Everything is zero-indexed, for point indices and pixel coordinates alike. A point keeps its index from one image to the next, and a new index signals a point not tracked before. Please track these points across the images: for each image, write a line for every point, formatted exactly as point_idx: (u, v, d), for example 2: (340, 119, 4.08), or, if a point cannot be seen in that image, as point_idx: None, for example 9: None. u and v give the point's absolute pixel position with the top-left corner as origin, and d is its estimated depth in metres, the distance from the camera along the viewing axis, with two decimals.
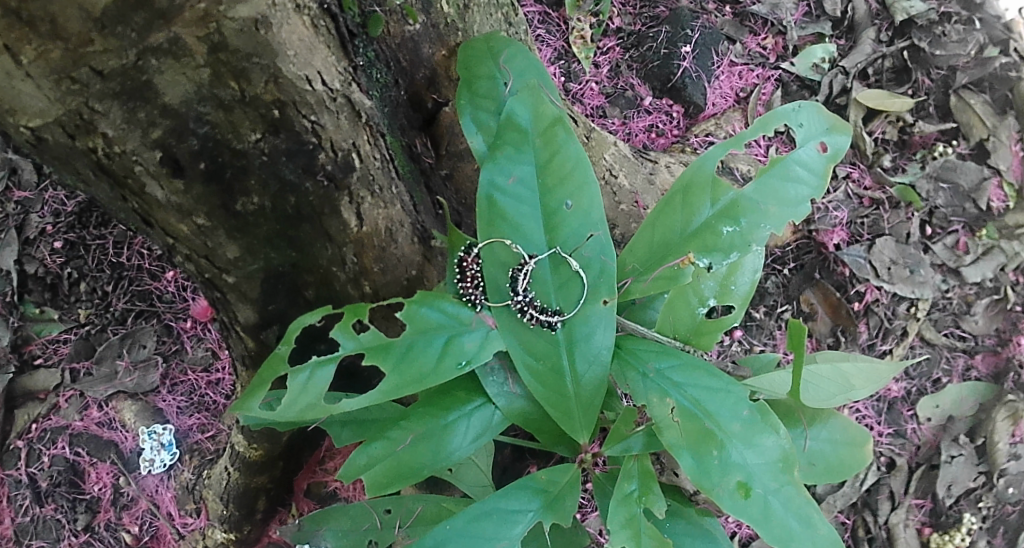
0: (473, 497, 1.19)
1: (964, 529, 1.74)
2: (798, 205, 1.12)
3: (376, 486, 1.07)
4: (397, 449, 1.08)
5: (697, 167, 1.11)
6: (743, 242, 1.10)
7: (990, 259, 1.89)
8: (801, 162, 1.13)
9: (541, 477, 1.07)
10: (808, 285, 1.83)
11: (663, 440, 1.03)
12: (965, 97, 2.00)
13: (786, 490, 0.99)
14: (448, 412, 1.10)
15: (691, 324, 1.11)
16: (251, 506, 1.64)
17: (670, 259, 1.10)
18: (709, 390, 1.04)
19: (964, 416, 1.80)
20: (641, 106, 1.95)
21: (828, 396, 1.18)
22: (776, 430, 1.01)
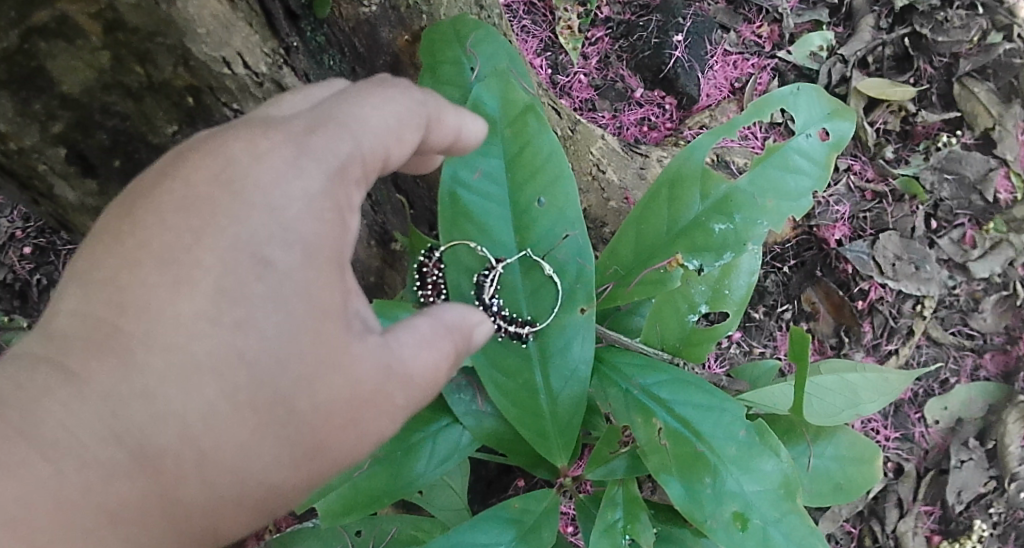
0: (444, 521, 1.14)
1: (975, 537, 1.65)
2: (799, 199, 1.04)
3: (333, 515, 1.01)
4: (354, 476, 1.02)
5: (685, 157, 1.02)
6: (737, 241, 1.02)
7: (998, 253, 1.80)
8: (800, 150, 1.05)
9: (515, 507, 1.02)
10: (810, 283, 1.75)
11: (649, 465, 0.97)
12: (969, 85, 1.92)
13: (787, 520, 0.94)
14: (413, 432, 1.06)
15: (681, 332, 1.06)
16: None
17: (655, 261, 1.02)
18: (701, 408, 0.99)
19: (973, 417, 1.72)
20: (632, 98, 1.87)
21: (836, 409, 1.11)
22: (776, 453, 0.96)
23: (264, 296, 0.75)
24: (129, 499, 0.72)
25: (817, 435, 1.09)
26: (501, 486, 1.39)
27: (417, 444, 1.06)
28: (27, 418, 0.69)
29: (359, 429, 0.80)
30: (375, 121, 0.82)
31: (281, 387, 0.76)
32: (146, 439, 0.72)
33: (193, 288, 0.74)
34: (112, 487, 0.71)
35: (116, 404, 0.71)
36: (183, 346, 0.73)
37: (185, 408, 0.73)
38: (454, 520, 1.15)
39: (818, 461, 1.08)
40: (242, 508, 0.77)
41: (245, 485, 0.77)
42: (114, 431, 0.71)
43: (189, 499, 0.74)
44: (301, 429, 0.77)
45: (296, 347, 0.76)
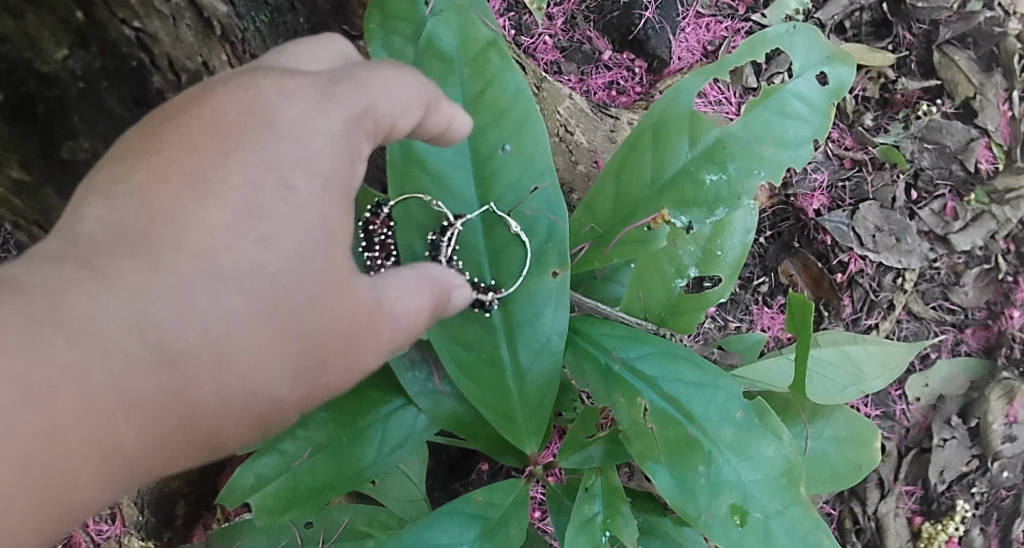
0: (400, 513, 1.07)
1: (957, 518, 1.60)
2: (798, 149, 0.96)
3: (268, 513, 0.91)
4: (295, 466, 0.92)
5: (670, 101, 0.95)
6: (732, 193, 0.94)
7: (980, 225, 1.74)
8: (799, 94, 0.96)
9: (479, 500, 0.93)
10: (787, 255, 1.67)
11: (633, 451, 0.89)
12: (949, 53, 1.84)
13: (790, 513, 0.86)
14: (360, 417, 0.96)
15: (668, 300, 0.99)
16: (169, 512, 1.44)
17: (639, 217, 0.95)
18: (694, 385, 0.91)
19: (955, 394, 1.66)
20: (600, 61, 1.77)
21: (839, 387, 1.13)
22: (778, 437, 0.88)
23: (285, 217, 0.74)
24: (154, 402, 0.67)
25: (815, 413, 1.01)
26: (462, 471, 1.30)
27: (366, 428, 0.96)
28: (55, 306, 0.63)
29: (358, 358, 0.80)
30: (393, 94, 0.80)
31: (294, 304, 0.75)
32: (171, 338, 0.68)
33: (223, 201, 0.72)
34: (139, 386, 0.66)
35: (147, 302, 0.67)
36: (211, 255, 0.71)
37: (214, 311, 0.70)
38: (410, 511, 1.07)
39: (816, 443, 1.01)
40: (241, 419, 0.74)
41: (249, 397, 0.74)
42: (142, 328, 0.67)
43: (200, 403, 0.70)
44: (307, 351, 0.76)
45: (311, 268, 0.75)
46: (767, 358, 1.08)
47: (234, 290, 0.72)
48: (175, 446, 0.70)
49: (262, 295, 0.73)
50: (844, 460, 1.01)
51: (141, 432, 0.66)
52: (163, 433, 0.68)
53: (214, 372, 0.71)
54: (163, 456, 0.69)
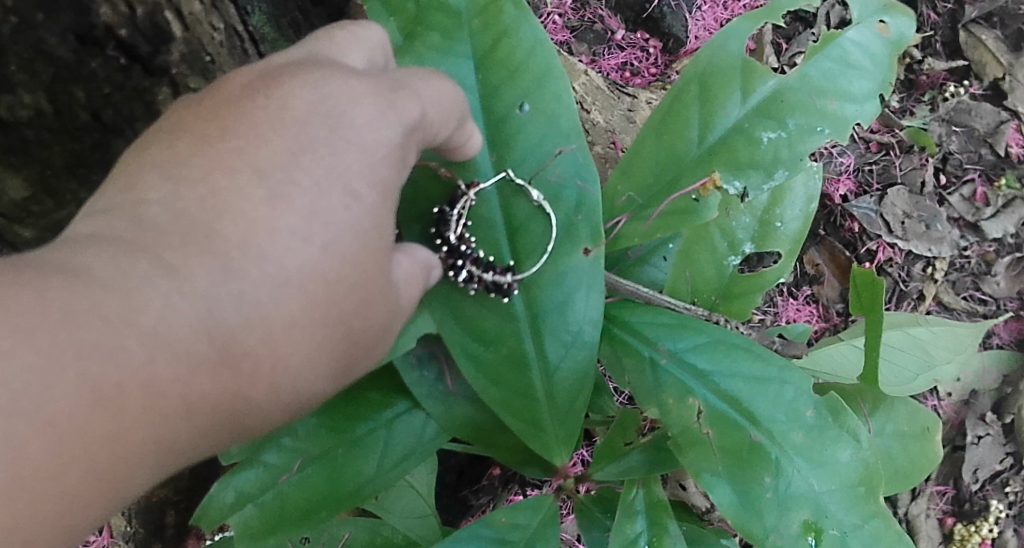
0: (404, 533, 0.98)
1: (992, 519, 1.52)
2: (863, 103, 0.89)
3: (253, 536, 0.85)
4: (281, 482, 0.86)
5: (716, 50, 0.89)
6: (792, 153, 0.88)
7: (1012, 212, 1.66)
8: (858, 41, 0.90)
9: (502, 522, 0.85)
10: (813, 243, 1.58)
11: (686, 459, 0.81)
12: (976, 32, 1.76)
13: (870, 527, 0.79)
14: (355, 425, 0.89)
15: (720, 282, 0.97)
16: (160, 520, 1.34)
17: (683, 183, 0.88)
18: (755, 380, 0.84)
19: (987, 389, 1.57)
20: (612, 41, 1.68)
21: (909, 375, 1.07)
22: (851, 441, 0.81)
23: (347, 224, 0.69)
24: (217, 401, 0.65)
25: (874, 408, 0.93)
26: (473, 476, 1.22)
27: (364, 437, 0.89)
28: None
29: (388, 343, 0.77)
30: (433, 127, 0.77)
31: (346, 310, 0.71)
32: (233, 337, 0.65)
33: (291, 204, 0.67)
34: (201, 390, 0.63)
35: (212, 304, 0.63)
36: (259, 246, 0.66)
37: (274, 314, 0.67)
38: (417, 528, 0.99)
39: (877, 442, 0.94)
40: (277, 413, 0.71)
41: (287, 394, 0.71)
42: (210, 331, 0.63)
43: (251, 402, 0.68)
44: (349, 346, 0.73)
45: (356, 264, 0.70)
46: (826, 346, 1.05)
47: (292, 292, 0.67)
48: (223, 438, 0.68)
49: (318, 299, 0.69)
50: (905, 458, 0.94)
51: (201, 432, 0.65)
52: (219, 426, 0.67)
53: (272, 372, 0.68)
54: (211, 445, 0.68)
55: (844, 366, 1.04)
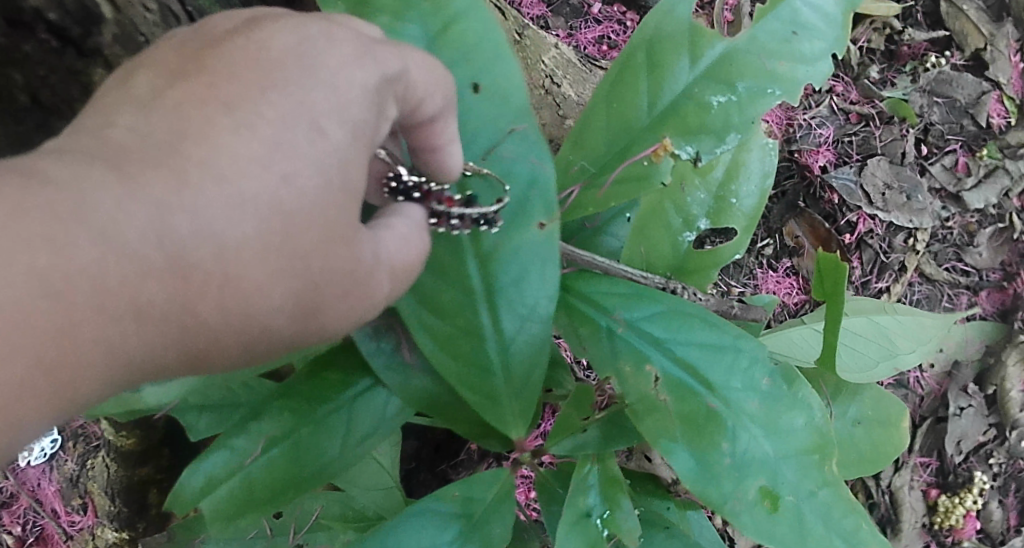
0: (370, 506, 0.96)
1: (975, 491, 1.52)
2: (814, 63, 0.86)
3: (221, 519, 0.82)
4: (246, 464, 0.84)
5: (664, 18, 0.86)
6: (742, 118, 0.85)
7: (993, 183, 1.65)
8: (810, 1, 0.86)
9: (455, 497, 0.84)
10: (792, 215, 1.55)
11: (641, 425, 0.80)
12: (957, 3, 1.74)
13: (823, 494, 0.79)
14: (317, 403, 0.86)
15: (676, 257, 0.94)
16: (142, 501, 1.33)
17: (638, 149, 0.85)
18: (709, 350, 0.83)
19: (969, 360, 1.58)
20: (589, 15, 1.65)
21: (870, 362, 1.05)
22: (806, 409, 0.81)
23: (308, 158, 0.63)
24: (163, 321, 0.59)
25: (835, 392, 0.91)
26: (450, 451, 1.20)
27: (327, 417, 0.86)
28: None
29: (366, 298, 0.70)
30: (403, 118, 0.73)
31: (309, 242, 0.64)
32: (183, 251, 0.58)
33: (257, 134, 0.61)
34: (150, 296, 0.57)
35: (161, 217, 0.57)
36: (216, 166, 0.60)
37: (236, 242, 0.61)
38: (382, 502, 0.97)
39: (839, 423, 0.92)
40: (231, 346, 0.64)
41: (246, 323, 0.64)
42: (160, 236, 0.57)
43: (203, 322, 0.61)
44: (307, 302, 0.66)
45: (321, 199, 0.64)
46: (791, 327, 1.04)
47: (249, 217, 0.61)
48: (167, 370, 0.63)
49: (276, 228, 0.62)
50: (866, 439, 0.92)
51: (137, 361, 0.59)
52: (168, 353, 0.60)
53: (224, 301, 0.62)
54: (140, 374, 0.60)
55: (805, 348, 1.02)
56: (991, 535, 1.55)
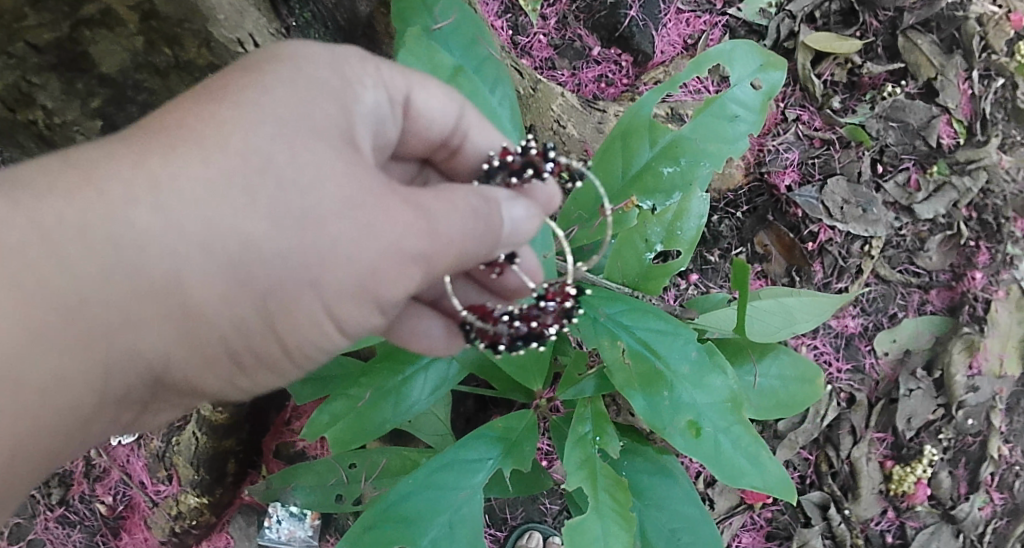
0: (433, 444, 1.32)
1: (925, 461, 1.77)
2: (737, 141, 1.24)
3: (341, 444, 1.15)
4: (358, 404, 1.17)
5: (635, 113, 1.21)
6: (683, 182, 1.21)
7: (941, 195, 1.90)
8: (736, 98, 1.24)
9: (500, 425, 1.20)
10: (762, 227, 1.84)
11: (615, 382, 1.10)
12: (913, 38, 1.98)
13: (734, 430, 1.09)
14: (405, 366, 1.19)
15: (639, 269, 1.24)
16: (222, 469, 1.68)
17: (616, 203, 1.23)
18: (657, 332, 1.12)
19: (920, 349, 1.84)
20: (589, 56, 1.92)
21: (773, 329, 1.35)
22: (724, 371, 1.10)
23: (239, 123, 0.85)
24: (186, 290, 0.82)
25: (762, 355, 1.30)
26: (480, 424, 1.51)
27: (411, 376, 1.19)
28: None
29: (350, 272, 0.87)
30: (420, 131, 1.12)
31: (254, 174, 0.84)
32: (125, 203, 0.79)
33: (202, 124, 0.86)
34: (95, 241, 0.78)
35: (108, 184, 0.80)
36: (176, 150, 0.83)
37: (241, 228, 0.82)
38: (440, 443, 1.32)
39: (766, 379, 1.29)
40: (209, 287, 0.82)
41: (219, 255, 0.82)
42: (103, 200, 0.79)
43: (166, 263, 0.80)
44: (301, 276, 0.86)
45: (292, 169, 0.85)
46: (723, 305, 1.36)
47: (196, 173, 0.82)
48: (195, 361, 0.88)
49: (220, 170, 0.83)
50: (790, 394, 1.28)
51: (165, 321, 0.83)
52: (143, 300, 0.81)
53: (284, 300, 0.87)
54: (124, 315, 0.80)
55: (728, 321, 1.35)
56: (942, 501, 1.80)
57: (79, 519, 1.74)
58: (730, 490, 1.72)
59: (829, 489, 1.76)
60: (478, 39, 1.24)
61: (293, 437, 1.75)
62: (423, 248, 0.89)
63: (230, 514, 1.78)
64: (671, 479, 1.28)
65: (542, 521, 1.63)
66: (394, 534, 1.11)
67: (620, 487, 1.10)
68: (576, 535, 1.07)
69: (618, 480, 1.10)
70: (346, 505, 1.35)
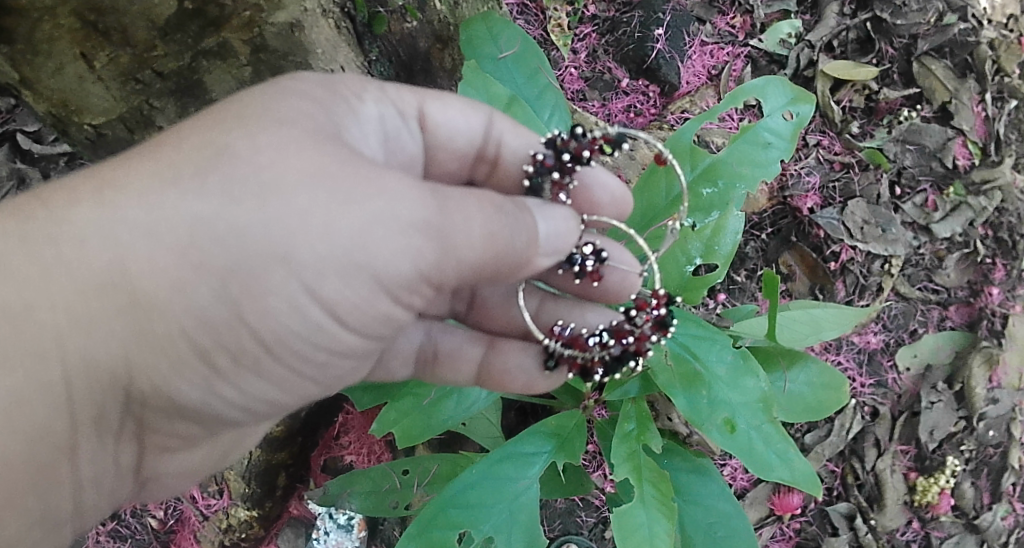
0: (486, 446, 1.45)
1: (947, 472, 1.84)
2: (769, 166, 1.35)
3: (408, 438, 1.34)
4: (424, 403, 1.36)
5: (677, 138, 1.35)
6: (722, 201, 1.34)
7: (958, 215, 1.98)
8: (769, 128, 1.36)
9: (552, 422, 1.32)
10: (786, 248, 1.92)
11: (660, 382, 1.21)
12: (927, 63, 2.07)
13: (766, 428, 1.17)
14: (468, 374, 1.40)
15: (680, 280, 1.29)
16: (273, 484, 1.78)
17: (659, 221, 1.34)
18: (696, 337, 1.23)
19: (941, 364, 1.91)
20: (619, 88, 2.02)
21: (802, 336, 1.43)
22: (757, 374, 1.18)
23: (222, 128, 0.93)
24: (133, 277, 0.87)
25: (792, 363, 1.37)
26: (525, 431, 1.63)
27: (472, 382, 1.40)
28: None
29: (330, 246, 0.90)
30: (443, 143, 1.23)
31: (230, 166, 0.90)
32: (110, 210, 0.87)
33: (187, 138, 0.93)
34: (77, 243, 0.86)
35: (95, 197, 0.88)
36: (160, 159, 0.91)
37: (202, 211, 0.88)
38: (492, 445, 1.46)
39: (795, 385, 1.37)
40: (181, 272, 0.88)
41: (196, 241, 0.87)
42: (87, 210, 0.87)
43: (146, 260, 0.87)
44: (272, 254, 0.89)
45: (272, 158, 0.90)
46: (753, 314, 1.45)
47: (173, 175, 0.89)
48: (161, 364, 0.93)
49: (198, 169, 0.90)
50: (816, 399, 1.36)
51: (122, 315, 0.88)
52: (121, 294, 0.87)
53: (319, 302, 0.93)
54: (112, 307, 0.88)
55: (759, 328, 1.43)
56: (965, 511, 1.86)
57: (131, 533, 1.84)
58: (760, 501, 1.79)
59: (855, 500, 1.83)
60: (539, 69, 1.45)
61: (340, 452, 1.83)
62: (411, 214, 0.91)
63: (279, 527, 1.85)
64: (707, 477, 1.36)
65: (579, 533, 1.69)
66: (458, 518, 1.22)
67: (662, 479, 1.20)
68: (622, 521, 1.17)
69: (660, 474, 1.19)
70: (394, 510, 1.43)
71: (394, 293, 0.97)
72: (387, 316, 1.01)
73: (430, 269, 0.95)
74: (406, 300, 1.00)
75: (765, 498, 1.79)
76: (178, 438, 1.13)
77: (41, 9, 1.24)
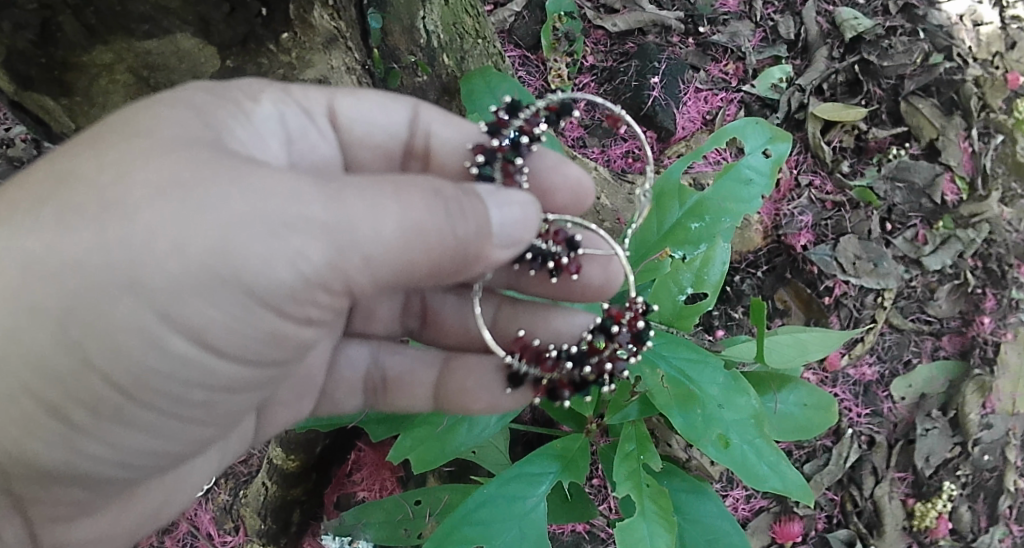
0: (495, 471, 1.54)
1: (944, 496, 1.90)
2: (751, 201, 1.45)
3: (424, 463, 1.40)
4: (437, 430, 1.45)
5: (666, 178, 1.45)
6: (710, 234, 1.42)
7: (947, 247, 2.06)
8: (750, 165, 1.46)
9: (557, 444, 1.42)
10: (781, 284, 2.01)
11: (657, 403, 1.28)
12: (913, 102, 2.17)
13: (758, 442, 1.26)
14: None
15: (673, 310, 1.38)
16: (287, 520, 1.85)
17: (651, 254, 1.45)
18: (690, 360, 1.31)
19: (936, 392, 1.99)
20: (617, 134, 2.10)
21: (789, 361, 1.47)
22: (748, 392, 1.27)
23: (80, 153, 0.94)
24: None
25: (782, 386, 1.48)
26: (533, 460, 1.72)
27: None
28: None
29: (177, 263, 0.90)
30: (362, 137, 1.34)
31: (73, 196, 0.91)
32: None
33: (48, 165, 0.95)
34: None
35: None
36: (14, 199, 0.93)
37: (43, 243, 0.90)
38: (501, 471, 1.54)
39: (786, 406, 1.47)
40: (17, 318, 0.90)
41: (38, 278, 0.90)
42: None
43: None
44: (120, 282, 0.90)
45: (120, 177, 0.91)
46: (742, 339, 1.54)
47: (22, 210, 0.91)
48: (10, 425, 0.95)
49: (50, 197, 0.92)
50: (806, 418, 1.46)
51: None
52: None
53: (178, 329, 0.94)
54: None
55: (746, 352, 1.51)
56: (963, 535, 1.93)
57: None
58: (762, 530, 1.85)
59: (855, 527, 1.89)
60: None
61: (353, 489, 1.89)
62: (279, 213, 0.91)
63: None
64: (706, 497, 1.44)
65: None
66: (473, 534, 1.29)
67: (662, 495, 1.28)
68: (626, 533, 1.25)
69: (661, 491, 1.28)
70: (407, 539, 1.51)
71: (275, 305, 0.97)
72: (275, 333, 1.01)
73: (314, 271, 0.95)
74: (293, 313, 1.00)
75: (767, 527, 1.85)
76: (67, 507, 1.15)
77: (100, 66, 1.39)
